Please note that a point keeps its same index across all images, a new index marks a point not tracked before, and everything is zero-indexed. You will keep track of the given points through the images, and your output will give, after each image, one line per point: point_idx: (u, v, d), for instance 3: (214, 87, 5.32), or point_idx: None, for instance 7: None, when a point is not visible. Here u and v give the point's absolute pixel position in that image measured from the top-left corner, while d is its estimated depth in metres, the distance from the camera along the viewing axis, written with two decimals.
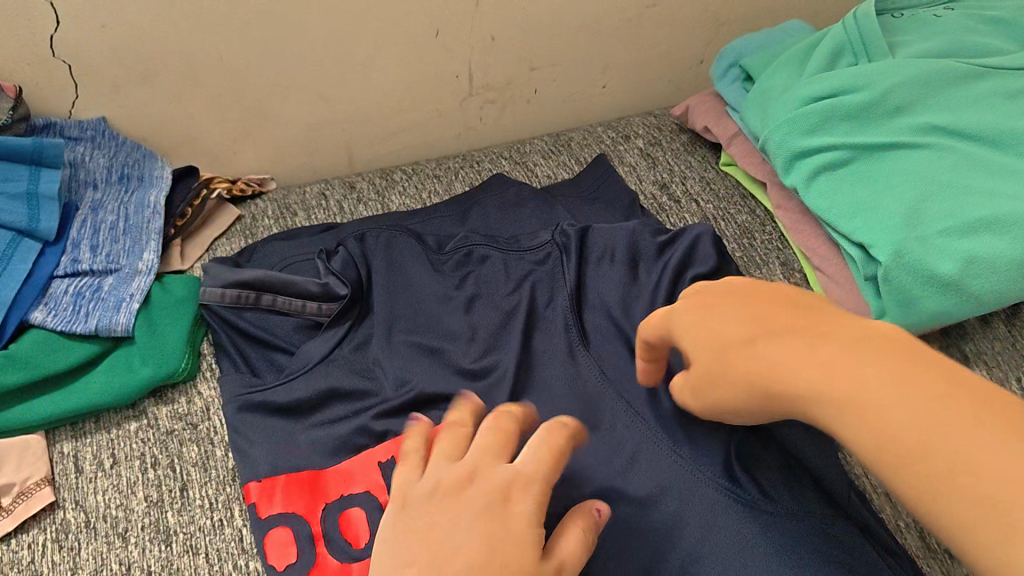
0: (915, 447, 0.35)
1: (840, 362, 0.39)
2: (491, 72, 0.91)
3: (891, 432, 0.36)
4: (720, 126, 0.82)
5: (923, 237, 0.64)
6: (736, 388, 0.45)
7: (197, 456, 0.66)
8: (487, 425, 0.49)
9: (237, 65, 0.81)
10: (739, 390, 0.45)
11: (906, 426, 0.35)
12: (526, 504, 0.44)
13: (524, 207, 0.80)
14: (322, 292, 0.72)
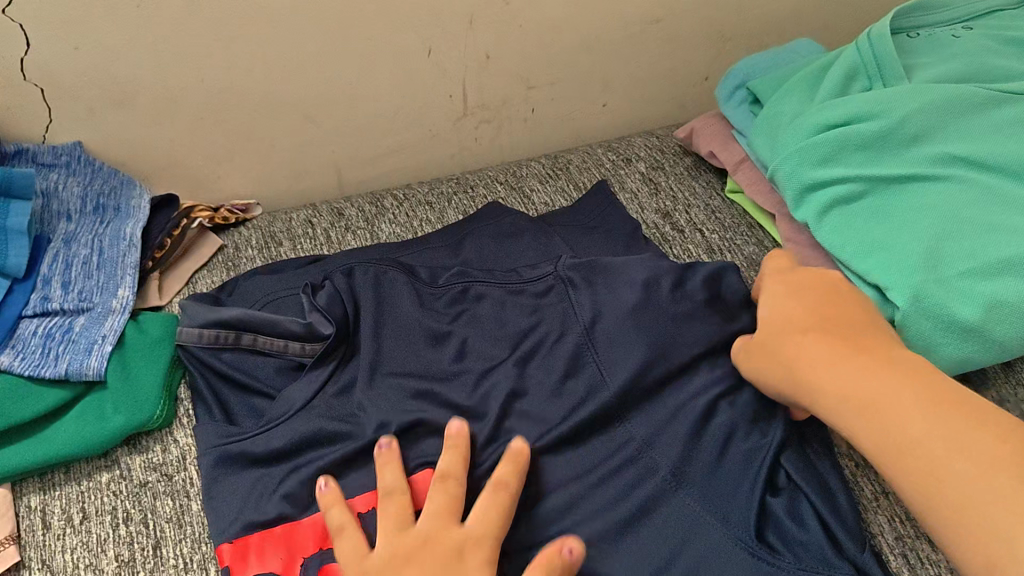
0: (928, 461, 0.45)
1: (882, 381, 0.50)
2: (487, 91, 0.87)
3: (912, 445, 0.46)
4: (727, 152, 0.78)
5: (943, 278, 0.59)
6: (770, 363, 0.57)
7: (171, 511, 0.62)
8: (430, 496, 0.55)
9: (221, 87, 0.77)
10: (770, 364, 0.57)
11: (925, 442, 0.46)
12: (478, 559, 0.51)
13: (521, 238, 0.75)
14: (305, 331, 0.67)
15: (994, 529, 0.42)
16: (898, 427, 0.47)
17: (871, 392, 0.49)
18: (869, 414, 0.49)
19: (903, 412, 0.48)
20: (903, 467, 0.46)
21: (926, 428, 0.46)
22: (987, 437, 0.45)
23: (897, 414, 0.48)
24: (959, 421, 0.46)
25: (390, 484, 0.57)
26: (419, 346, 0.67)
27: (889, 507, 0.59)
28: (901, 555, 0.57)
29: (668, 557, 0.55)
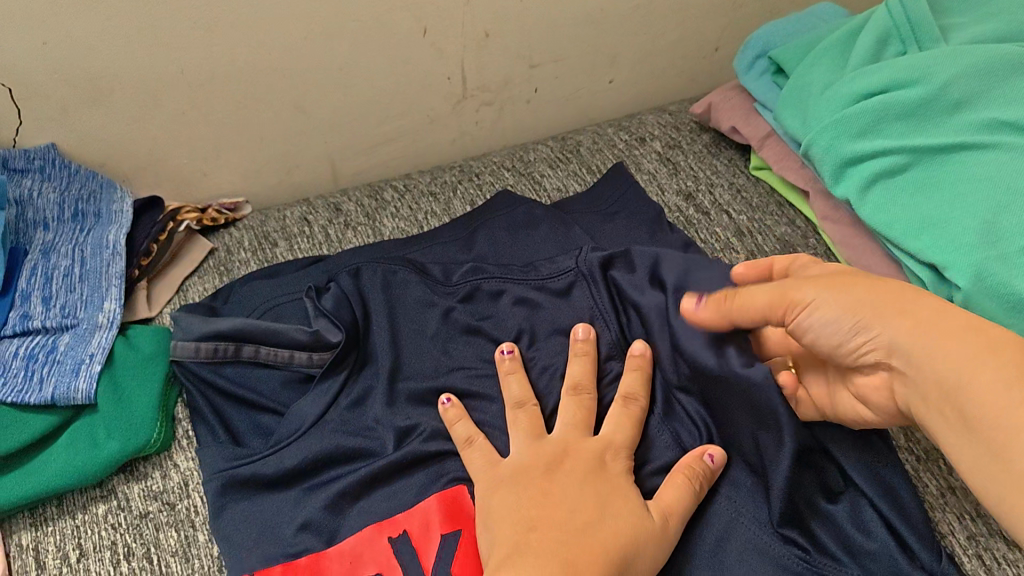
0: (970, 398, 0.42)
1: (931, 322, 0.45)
2: (487, 71, 0.82)
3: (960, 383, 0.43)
4: (750, 127, 0.74)
5: (1005, 255, 0.55)
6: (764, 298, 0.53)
7: (176, 544, 0.57)
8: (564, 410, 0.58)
9: (201, 79, 0.71)
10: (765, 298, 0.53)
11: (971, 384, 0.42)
12: (618, 466, 0.55)
13: (537, 228, 0.70)
14: (312, 340, 0.62)
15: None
16: (955, 366, 0.43)
17: (978, 363, 0.43)
18: (977, 388, 0.42)
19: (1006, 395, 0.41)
20: (1003, 456, 0.41)
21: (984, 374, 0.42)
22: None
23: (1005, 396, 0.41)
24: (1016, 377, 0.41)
25: (519, 397, 0.59)
26: (437, 353, 0.64)
27: (958, 504, 0.55)
28: (977, 558, 0.53)
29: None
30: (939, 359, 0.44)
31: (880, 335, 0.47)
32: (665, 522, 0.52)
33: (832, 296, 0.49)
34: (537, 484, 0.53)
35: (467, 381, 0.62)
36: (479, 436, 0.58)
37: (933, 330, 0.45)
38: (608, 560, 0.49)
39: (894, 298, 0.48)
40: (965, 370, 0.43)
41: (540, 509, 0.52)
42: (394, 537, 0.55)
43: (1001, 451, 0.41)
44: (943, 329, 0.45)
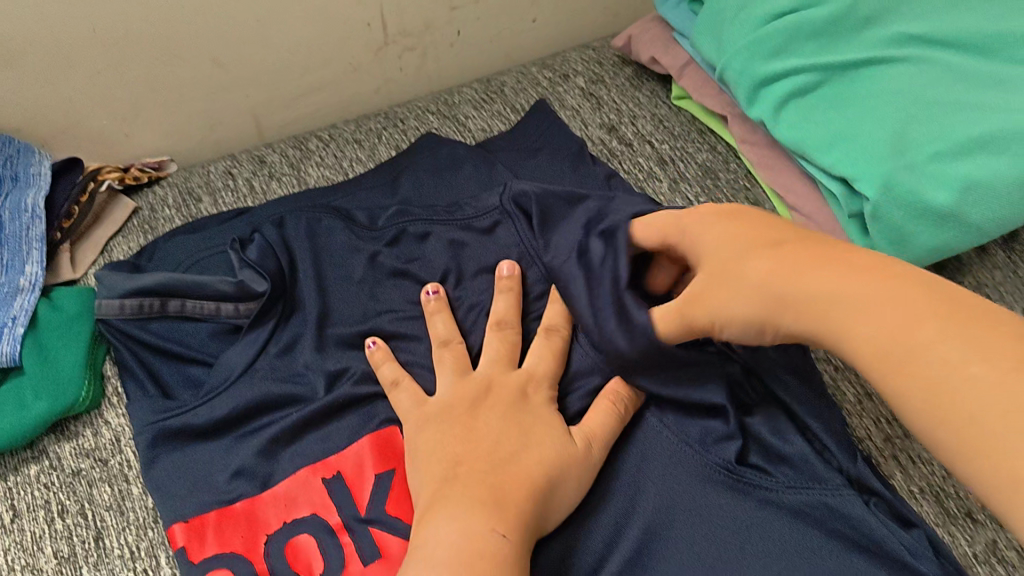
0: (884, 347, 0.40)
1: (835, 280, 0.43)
2: (407, 15, 0.81)
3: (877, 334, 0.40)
4: (669, 55, 0.74)
5: (913, 164, 0.56)
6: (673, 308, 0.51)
7: (110, 498, 0.58)
8: (487, 349, 0.59)
9: (114, 38, 0.70)
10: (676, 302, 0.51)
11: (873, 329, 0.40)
12: (540, 398, 0.56)
13: (461, 168, 0.70)
14: (237, 292, 0.62)
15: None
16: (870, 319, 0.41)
17: (889, 308, 0.40)
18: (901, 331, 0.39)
19: (912, 332, 0.39)
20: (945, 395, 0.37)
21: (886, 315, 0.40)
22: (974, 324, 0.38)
23: (904, 334, 0.39)
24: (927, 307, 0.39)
25: (443, 335, 0.60)
26: (365, 298, 0.64)
27: (874, 410, 0.57)
28: (893, 459, 0.55)
29: (658, 503, 0.53)
30: (839, 323, 0.42)
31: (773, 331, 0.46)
32: (588, 447, 0.54)
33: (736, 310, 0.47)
34: (462, 422, 0.54)
35: (394, 323, 0.62)
36: (404, 377, 0.58)
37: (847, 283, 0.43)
38: (531, 489, 0.50)
39: (776, 277, 0.45)
40: (865, 305, 0.41)
41: (465, 443, 0.53)
42: (326, 479, 0.56)
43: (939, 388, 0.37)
44: (861, 278, 0.42)
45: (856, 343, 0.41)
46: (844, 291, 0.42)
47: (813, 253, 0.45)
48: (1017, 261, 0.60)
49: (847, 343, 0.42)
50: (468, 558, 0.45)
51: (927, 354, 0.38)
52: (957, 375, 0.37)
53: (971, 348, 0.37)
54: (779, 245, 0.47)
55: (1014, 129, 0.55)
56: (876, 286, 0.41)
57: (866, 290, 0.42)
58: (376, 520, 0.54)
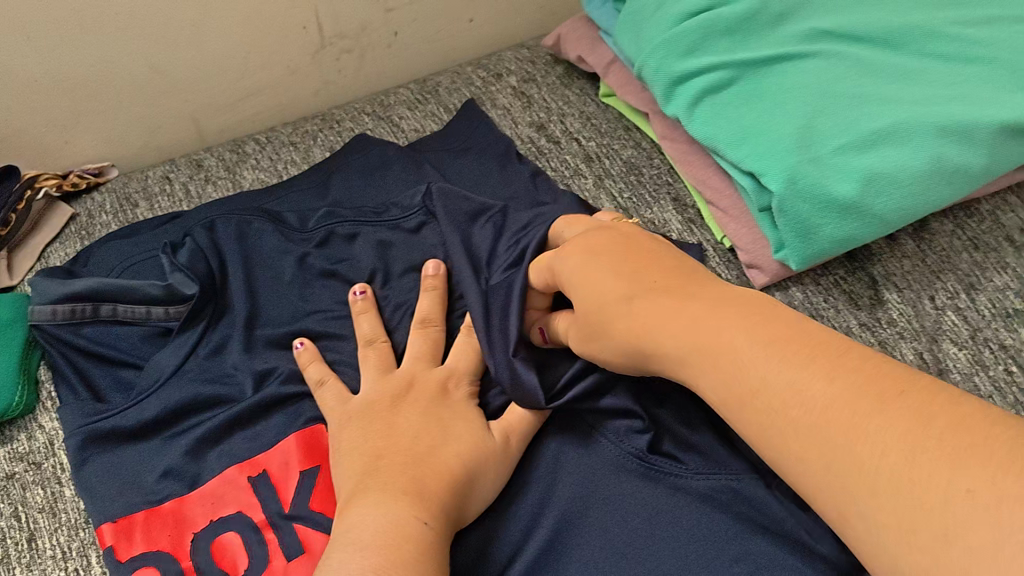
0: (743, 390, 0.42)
1: (702, 318, 0.45)
2: (343, 17, 0.82)
3: (738, 372, 0.42)
4: (595, 55, 0.76)
5: (818, 157, 0.58)
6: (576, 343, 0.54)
7: (43, 500, 0.59)
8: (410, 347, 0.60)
9: (50, 46, 0.71)
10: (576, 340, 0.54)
11: (731, 368, 0.43)
12: (461, 394, 0.57)
13: (390, 169, 0.72)
14: (165, 294, 0.64)
15: (947, 508, 0.31)
16: (728, 357, 0.43)
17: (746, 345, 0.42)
18: (753, 368, 0.41)
19: (755, 367, 0.41)
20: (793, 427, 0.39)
21: (745, 351, 0.42)
22: (815, 353, 0.40)
23: (748, 371, 0.41)
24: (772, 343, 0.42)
25: (366, 333, 0.61)
26: (294, 299, 0.65)
27: None
28: None
29: (574, 494, 0.55)
30: (699, 366, 0.45)
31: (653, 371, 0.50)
32: (505, 440, 0.55)
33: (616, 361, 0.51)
34: (383, 418, 0.55)
35: (322, 323, 0.64)
36: (330, 377, 0.60)
37: (715, 322, 0.45)
38: (450, 481, 0.51)
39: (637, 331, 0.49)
40: (718, 345, 0.44)
41: (385, 438, 0.54)
42: (252, 478, 0.57)
43: (784, 420, 0.39)
44: (721, 319, 0.45)
45: (715, 375, 0.43)
46: (698, 336, 0.45)
47: (676, 298, 0.48)
48: (925, 250, 0.63)
49: (710, 375, 0.44)
50: (391, 541, 0.46)
51: (770, 385, 0.40)
52: (791, 404, 0.39)
53: (805, 376, 0.39)
54: (632, 296, 0.50)
55: (914, 121, 0.57)
56: (725, 327, 0.44)
57: (717, 330, 0.44)
58: (300, 517, 0.56)
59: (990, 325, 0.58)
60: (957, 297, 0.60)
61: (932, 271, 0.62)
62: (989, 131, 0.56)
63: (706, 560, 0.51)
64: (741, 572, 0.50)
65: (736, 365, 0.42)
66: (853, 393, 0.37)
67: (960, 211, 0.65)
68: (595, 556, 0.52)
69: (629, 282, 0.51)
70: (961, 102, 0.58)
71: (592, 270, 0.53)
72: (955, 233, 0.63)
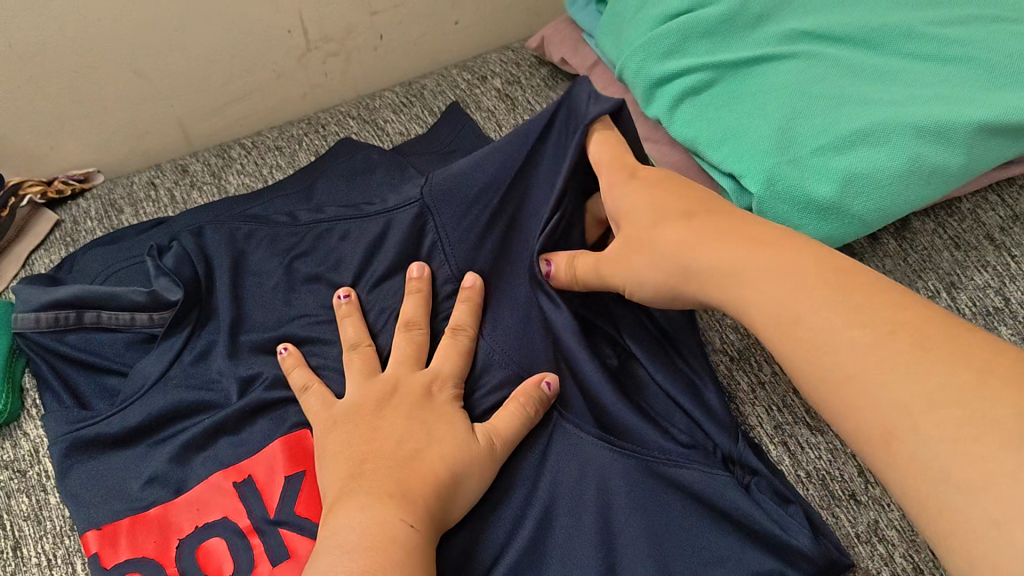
0: (765, 317, 0.45)
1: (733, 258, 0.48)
2: (328, 21, 0.82)
3: (760, 306, 0.46)
4: (579, 56, 0.77)
5: (797, 158, 0.58)
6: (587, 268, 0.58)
7: (28, 508, 0.59)
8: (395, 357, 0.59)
9: (32, 53, 0.70)
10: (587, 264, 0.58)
11: (757, 301, 0.46)
12: (445, 395, 0.57)
13: (374, 173, 0.72)
14: (149, 300, 0.64)
15: (943, 490, 0.34)
16: (752, 291, 0.46)
17: (771, 276, 0.46)
18: (775, 301, 0.45)
19: (787, 306, 0.44)
20: (807, 357, 0.42)
21: (766, 291, 0.45)
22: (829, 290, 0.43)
23: (780, 308, 0.44)
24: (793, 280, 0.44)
25: (349, 338, 0.61)
26: (279, 304, 0.65)
27: (766, 398, 0.62)
28: (783, 446, 0.60)
29: (560, 499, 0.55)
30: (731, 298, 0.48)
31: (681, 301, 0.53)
32: (490, 443, 0.54)
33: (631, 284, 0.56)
34: (367, 422, 0.55)
35: (307, 328, 0.64)
36: (314, 382, 0.59)
37: (734, 266, 0.48)
38: (435, 483, 0.51)
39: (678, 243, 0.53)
40: (750, 294, 0.46)
41: (371, 441, 0.53)
42: (236, 483, 0.57)
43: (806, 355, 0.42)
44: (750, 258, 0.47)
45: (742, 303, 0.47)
46: (732, 263, 0.48)
47: (736, 231, 0.50)
48: (907, 249, 0.63)
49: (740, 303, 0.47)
50: (377, 543, 0.46)
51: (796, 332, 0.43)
52: (806, 342, 0.42)
53: (819, 317, 0.42)
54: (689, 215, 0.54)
55: (892, 121, 0.57)
56: (763, 274, 0.46)
57: (751, 263, 0.47)
58: (285, 522, 0.56)
59: (970, 324, 0.59)
60: (938, 296, 0.60)
61: (914, 269, 0.62)
62: (966, 132, 0.57)
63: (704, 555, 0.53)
64: None
65: (760, 297, 0.46)
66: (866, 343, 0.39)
67: (942, 210, 0.65)
68: (584, 552, 0.52)
69: (686, 207, 0.55)
70: (939, 102, 0.58)
71: (660, 197, 0.57)
72: (937, 233, 0.64)
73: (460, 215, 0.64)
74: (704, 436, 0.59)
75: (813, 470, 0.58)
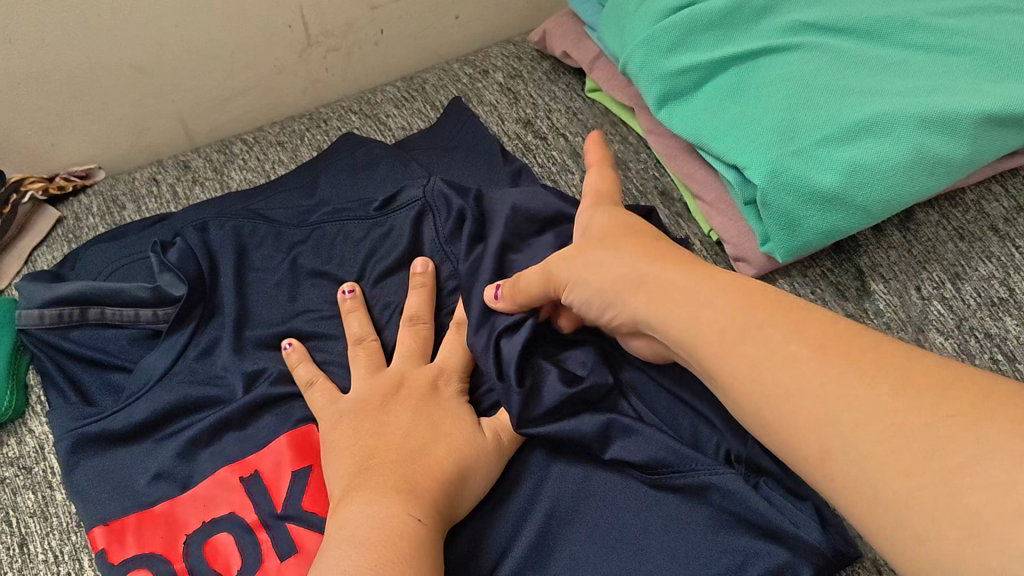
0: (712, 339, 0.44)
1: (674, 286, 0.47)
2: (329, 16, 0.82)
3: (705, 328, 0.44)
4: (580, 50, 0.77)
5: (801, 149, 0.58)
6: (530, 285, 0.54)
7: (35, 504, 0.59)
8: (399, 355, 0.59)
9: (33, 48, 0.70)
10: (532, 283, 0.54)
11: (699, 321, 0.45)
12: (451, 390, 0.57)
13: (377, 168, 0.72)
14: (153, 296, 0.64)
15: None
16: (695, 314, 0.45)
17: (710, 302, 0.45)
18: (720, 320, 0.44)
19: (747, 336, 0.42)
20: None
21: (709, 313, 0.45)
22: (782, 309, 0.43)
23: (739, 337, 0.43)
24: (740, 299, 0.44)
25: (354, 333, 0.61)
26: (284, 300, 0.65)
27: None
28: None
29: (568, 495, 0.55)
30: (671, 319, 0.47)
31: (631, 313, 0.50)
32: (497, 437, 0.55)
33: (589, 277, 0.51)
34: (373, 416, 0.55)
35: (312, 323, 0.64)
36: (319, 377, 0.59)
37: (671, 293, 0.47)
38: (441, 478, 0.51)
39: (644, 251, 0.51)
40: (698, 320, 0.45)
41: (377, 434, 0.53)
42: (243, 478, 0.57)
43: (754, 383, 0.41)
44: (687, 282, 0.47)
45: (681, 326, 0.46)
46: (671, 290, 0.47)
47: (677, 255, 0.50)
48: (912, 240, 0.63)
49: (682, 328, 0.46)
50: (386, 537, 0.46)
51: (749, 366, 0.42)
52: (760, 355, 0.41)
53: (774, 334, 0.41)
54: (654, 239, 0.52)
55: (897, 112, 0.57)
56: (705, 301, 0.45)
57: (694, 289, 0.46)
58: (293, 517, 0.56)
59: (975, 315, 0.59)
60: (942, 287, 0.60)
61: (918, 261, 0.62)
62: (970, 122, 0.57)
63: (694, 555, 0.51)
64: (727, 565, 0.50)
65: (702, 318, 0.45)
66: (823, 364, 0.39)
67: (946, 201, 0.65)
68: (589, 550, 0.52)
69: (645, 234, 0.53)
70: (943, 92, 0.58)
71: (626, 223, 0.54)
72: (941, 224, 0.64)
73: (446, 218, 0.65)
74: (708, 430, 0.57)
75: None
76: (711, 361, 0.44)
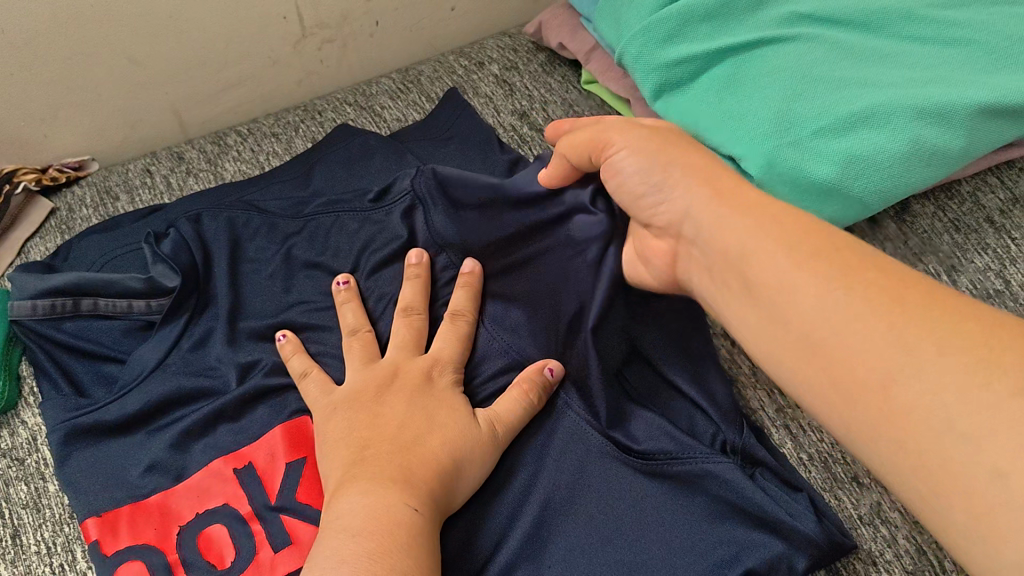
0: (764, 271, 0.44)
1: (728, 220, 0.47)
2: (324, 8, 0.82)
3: (755, 260, 0.44)
4: (576, 41, 0.77)
5: (797, 140, 0.58)
6: (581, 138, 0.56)
7: (27, 496, 0.59)
8: (394, 346, 0.59)
9: (26, 40, 0.69)
10: (582, 137, 0.56)
11: (755, 250, 0.44)
12: (446, 381, 0.57)
13: (372, 159, 0.72)
14: (146, 287, 0.64)
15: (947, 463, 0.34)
16: (750, 247, 0.45)
17: (767, 235, 0.44)
18: (763, 263, 0.44)
19: (788, 276, 0.42)
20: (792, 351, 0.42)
21: (761, 247, 0.44)
22: (841, 250, 0.42)
23: (780, 277, 0.42)
24: (802, 233, 0.43)
25: (348, 324, 0.61)
26: (278, 291, 0.65)
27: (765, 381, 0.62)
28: (784, 428, 0.60)
29: (563, 485, 0.54)
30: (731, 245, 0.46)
31: (678, 193, 0.50)
32: (492, 429, 0.55)
33: (646, 148, 0.52)
34: (368, 406, 0.55)
35: (306, 314, 0.63)
36: (313, 369, 0.59)
37: (735, 214, 0.47)
38: (436, 469, 0.51)
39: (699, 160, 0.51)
40: (751, 249, 0.45)
41: (370, 425, 0.53)
42: (237, 469, 0.57)
43: (794, 325, 0.41)
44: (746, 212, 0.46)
45: (734, 259, 0.46)
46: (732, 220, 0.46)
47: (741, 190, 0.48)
48: (908, 231, 0.63)
49: (737, 255, 0.45)
50: (382, 526, 0.46)
51: (798, 302, 0.41)
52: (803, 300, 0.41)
53: (820, 278, 0.41)
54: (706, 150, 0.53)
55: (893, 104, 0.56)
56: (761, 234, 0.44)
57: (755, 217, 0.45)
58: (287, 508, 0.55)
59: None
60: (938, 279, 0.60)
61: (915, 252, 0.62)
62: (967, 112, 0.56)
63: (691, 545, 0.51)
64: (724, 555, 0.50)
65: (754, 253, 0.44)
66: (877, 313, 0.38)
67: (941, 192, 0.65)
68: (584, 542, 0.52)
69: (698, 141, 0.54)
70: (939, 84, 0.58)
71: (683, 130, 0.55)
72: (937, 215, 0.63)
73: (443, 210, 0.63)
74: (705, 423, 0.58)
75: (815, 452, 0.58)
76: (757, 291, 0.44)
